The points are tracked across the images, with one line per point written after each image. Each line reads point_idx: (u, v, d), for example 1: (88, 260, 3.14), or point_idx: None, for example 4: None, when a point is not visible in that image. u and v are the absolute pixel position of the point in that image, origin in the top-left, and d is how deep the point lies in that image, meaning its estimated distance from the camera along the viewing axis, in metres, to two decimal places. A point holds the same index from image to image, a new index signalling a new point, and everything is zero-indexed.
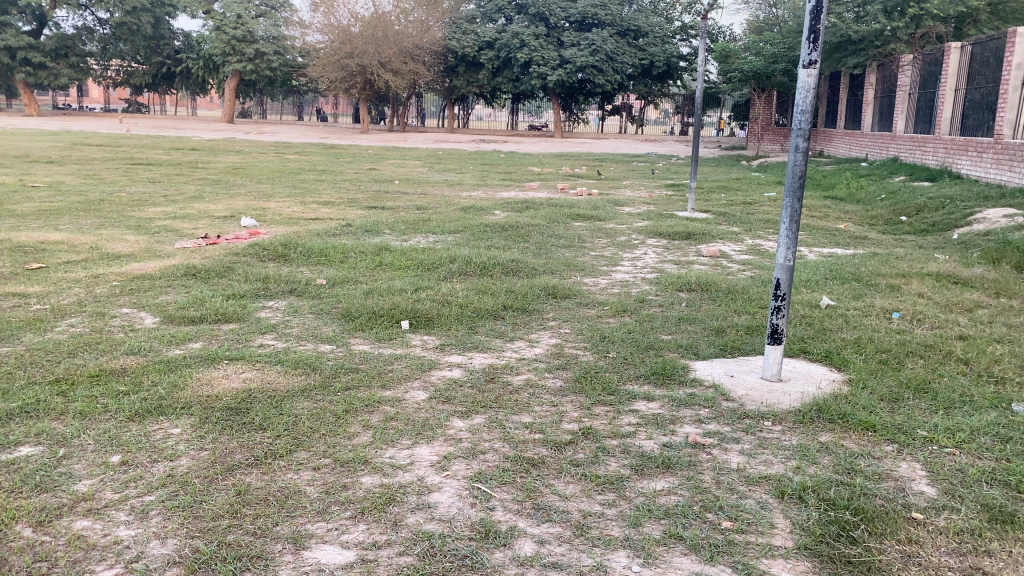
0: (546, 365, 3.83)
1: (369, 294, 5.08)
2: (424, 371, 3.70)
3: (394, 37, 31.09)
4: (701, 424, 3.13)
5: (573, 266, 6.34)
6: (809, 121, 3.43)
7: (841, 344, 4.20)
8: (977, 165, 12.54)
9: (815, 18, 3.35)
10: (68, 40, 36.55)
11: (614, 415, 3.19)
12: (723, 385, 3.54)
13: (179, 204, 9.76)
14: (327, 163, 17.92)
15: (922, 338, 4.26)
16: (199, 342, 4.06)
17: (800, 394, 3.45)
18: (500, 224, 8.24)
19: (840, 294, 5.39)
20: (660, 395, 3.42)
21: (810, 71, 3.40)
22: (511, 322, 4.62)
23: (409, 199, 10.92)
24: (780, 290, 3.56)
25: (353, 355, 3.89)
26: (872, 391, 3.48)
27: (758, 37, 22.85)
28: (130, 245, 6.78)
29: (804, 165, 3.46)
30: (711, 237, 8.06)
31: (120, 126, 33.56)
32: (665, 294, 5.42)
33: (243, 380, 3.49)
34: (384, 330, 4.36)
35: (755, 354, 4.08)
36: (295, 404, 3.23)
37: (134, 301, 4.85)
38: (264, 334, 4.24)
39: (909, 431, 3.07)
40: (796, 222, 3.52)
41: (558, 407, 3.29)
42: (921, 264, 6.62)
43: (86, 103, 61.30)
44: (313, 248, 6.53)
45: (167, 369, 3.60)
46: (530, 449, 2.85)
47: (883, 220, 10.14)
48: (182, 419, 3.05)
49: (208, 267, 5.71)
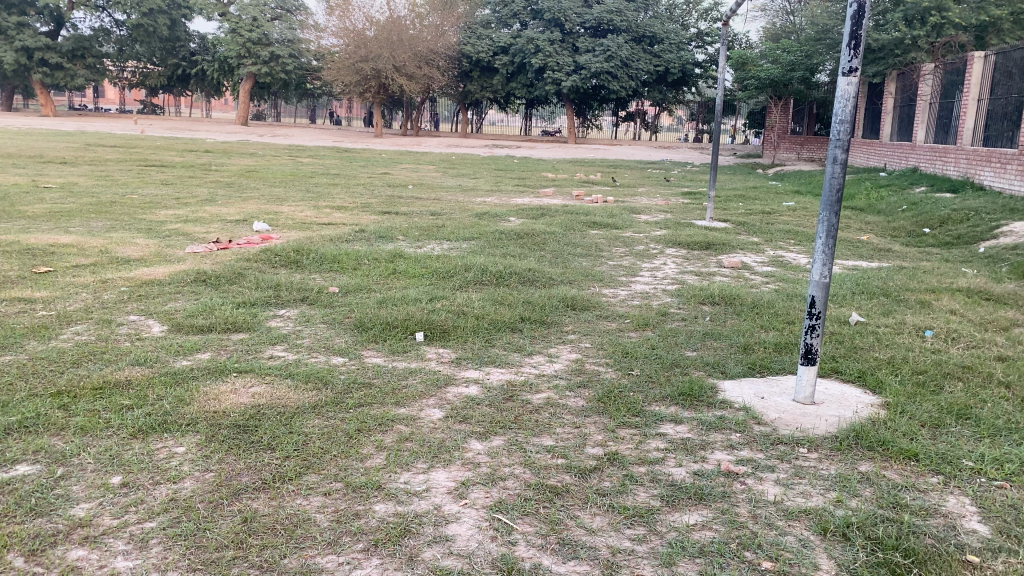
0: (567, 383, 3.66)
1: (382, 303, 4.93)
2: (439, 388, 3.54)
3: (409, 41, 30.98)
4: (734, 451, 2.96)
5: (591, 276, 6.18)
6: (849, 132, 3.27)
7: (874, 363, 4.02)
8: (1000, 176, 12.30)
9: (856, 25, 3.19)
10: (85, 41, 36.74)
11: (641, 439, 3.03)
12: (754, 407, 3.37)
13: (192, 207, 9.67)
14: (340, 167, 17.85)
15: (958, 359, 4.08)
16: (206, 353, 3.93)
17: (835, 418, 3.28)
18: (516, 231, 8.09)
19: (869, 310, 5.21)
20: (687, 418, 3.26)
21: (850, 79, 3.23)
22: (529, 335, 4.46)
23: (423, 204, 10.79)
24: (814, 309, 3.39)
25: (365, 369, 3.74)
26: (911, 416, 3.30)
27: (775, 45, 22.64)
28: (139, 249, 6.67)
29: (842, 178, 3.30)
30: (731, 248, 7.89)
31: (135, 126, 33.69)
32: (687, 307, 5.25)
33: (252, 395, 3.34)
34: (398, 342, 4.20)
35: (786, 373, 3.90)
36: (305, 422, 3.08)
37: (141, 309, 4.72)
38: (274, 345, 4.10)
39: (954, 460, 2.90)
40: (833, 237, 3.36)
41: (581, 429, 3.12)
42: (950, 279, 6.42)
43: (101, 103, 61.72)
44: (326, 254, 6.40)
45: (174, 382, 3.46)
46: (553, 476, 2.69)
47: (906, 231, 9.94)
48: (187, 437, 2.91)
49: (219, 273, 5.60)
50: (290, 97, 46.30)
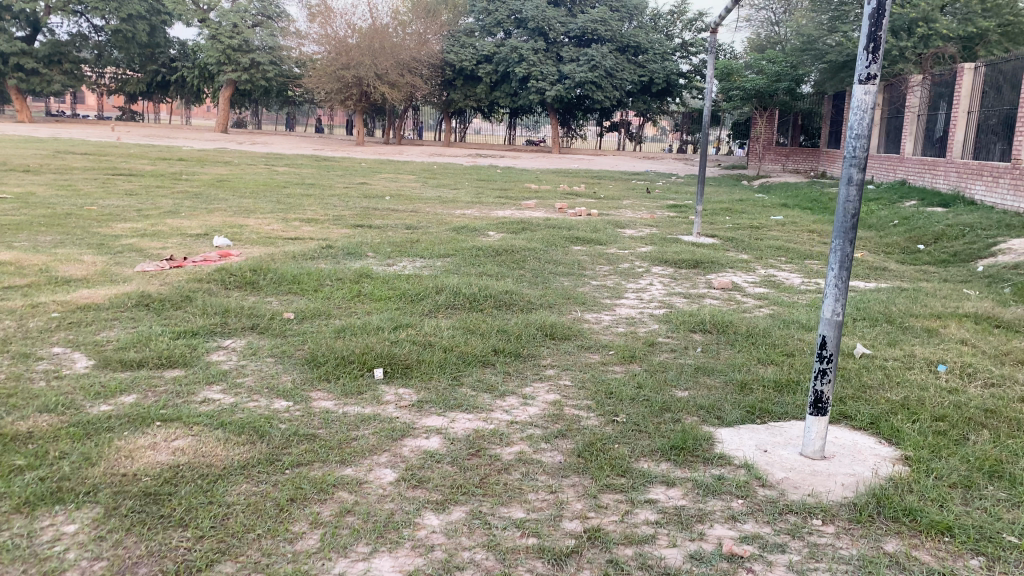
0: (542, 433, 3.19)
1: (340, 333, 4.44)
2: (395, 441, 3.05)
3: (391, 49, 30.53)
4: (736, 524, 2.50)
5: (573, 298, 5.73)
6: (866, 148, 2.82)
7: (887, 407, 3.56)
8: (992, 190, 11.96)
9: (876, 24, 2.74)
10: (63, 46, 36.00)
11: (627, 510, 2.56)
12: (757, 465, 2.92)
13: (153, 219, 9.15)
14: (317, 176, 17.32)
15: (979, 401, 3.64)
16: (131, 396, 3.43)
17: (851, 480, 2.82)
18: (494, 247, 7.63)
19: (875, 340, 4.77)
20: (681, 479, 2.80)
21: (868, 87, 2.79)
22: (502, 370, 3.99)
23: (399, 217, 10.31)
24: (825, 350, 2.94)
25: (311, 417, 3.25)
26: (939, 476, 2.85)
27: (761, 56, 22.50)
28: (84, 267, 6.15)
29: (859, 203, 2.85)
30: (720, 266, 7.46)
31: (111, 133, 33.18)
32: (677, 336, 4.80)
33: (173, 451, 2.86)
34: (353, 381, 3.72)
35: (790, 419, 3.44)
36: (230, 489, 2.60)
37: (69, 340, 4.21)
38: (212, 385, 3.61)
39: (995, 536, 2.45)
40: (847, 268, 2.89)
41: (557, 494, 2.66)
42: (955, 302, 6.02)
43: (80, 109, 61.16)
44: (285, 273, 5.91)
45: (83, 435, 2.96)
46: (521, 565, 2.22)
47: (899, 247, 9.56)
48: (83, 511, 2.42)
49: (165, 296, 5.10)
50: (272, 103, 45.71)
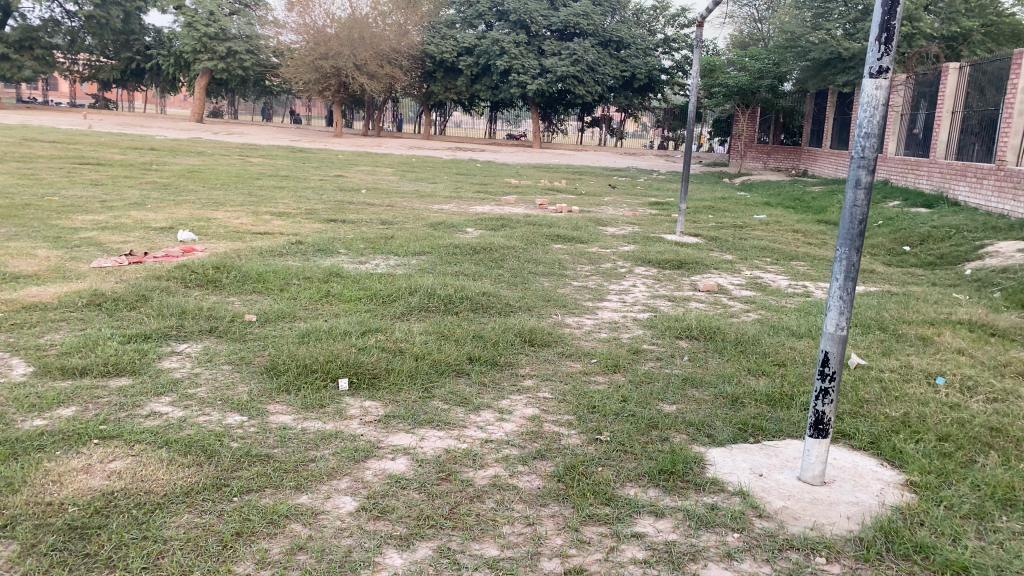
0: (520, 453, 2.93)
1: (303, 339, 4.14)
2: (357, 463, 2.78)
3: (370, 39, 30.12)
4: (734, 562, 2.26)
5: (553, 300, 5.49)
6: (875, 148, 2.58)
7: (888, 425, 3.34)
8: (976, 191, 11.84)
9: (889, 12, 2.49)
10: (34, 31, 35.07)
11: (612, 546, 2.31)
12: (752, 492, 2.68)
13: (116, 212, 8.78)
14: (292, 168, 16.94)
15: (984, 419, 3.42)
16: (69, 409, 3.12)
17: (853, 509, 2.59)
18: (472, 245, 7.36)
19: (868, 349, 4.56)
20: (670, 509, 2.55)
21: (879, 81, 2.55)
22: (477, 380, 3.73)
23: (374, 212, 9.98)
24: (827, 367, 2.70)
25: (266, 435, 2.96)
26: (949, 506, 2.62)
27: (745, 53, 22.36)
28: (36, 263, 5.79)
29: (866, 208, 2.62)
30: (705, 267, 7.22)
31: (83, 121, 32.39)
32: (662, 343, 4.56)
33: (111, 474, 2.57)
34: (315, 392, 3.44)
35: (785, 438, 3.20)
36: (169, 521, 2.32)
37: (10, 343, 3.90)
38: (160, 397, 3.31)
39: None
40: (852, 278, 2.66)
41: (535, 526, 2.40)
42: (948, 308, 5.82)
43: (52, 97, 60.32)
44: (250, 271, 5.61)
45: (9, 456, 2.66)
46: None
47: (885, 249, 9.39)
48: None
49: (119, 295, 4.78)
50: (249, 94, 45.00)
